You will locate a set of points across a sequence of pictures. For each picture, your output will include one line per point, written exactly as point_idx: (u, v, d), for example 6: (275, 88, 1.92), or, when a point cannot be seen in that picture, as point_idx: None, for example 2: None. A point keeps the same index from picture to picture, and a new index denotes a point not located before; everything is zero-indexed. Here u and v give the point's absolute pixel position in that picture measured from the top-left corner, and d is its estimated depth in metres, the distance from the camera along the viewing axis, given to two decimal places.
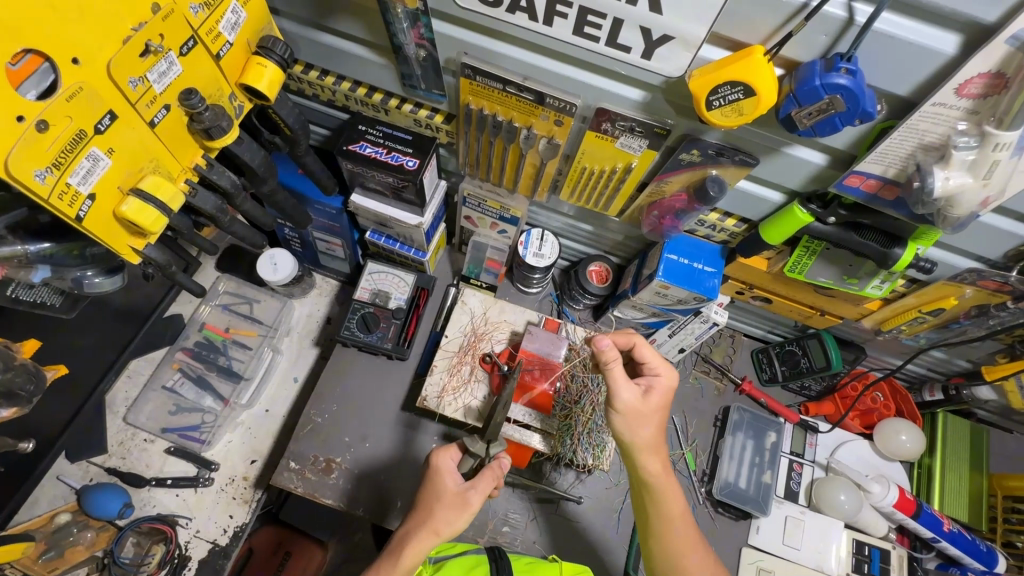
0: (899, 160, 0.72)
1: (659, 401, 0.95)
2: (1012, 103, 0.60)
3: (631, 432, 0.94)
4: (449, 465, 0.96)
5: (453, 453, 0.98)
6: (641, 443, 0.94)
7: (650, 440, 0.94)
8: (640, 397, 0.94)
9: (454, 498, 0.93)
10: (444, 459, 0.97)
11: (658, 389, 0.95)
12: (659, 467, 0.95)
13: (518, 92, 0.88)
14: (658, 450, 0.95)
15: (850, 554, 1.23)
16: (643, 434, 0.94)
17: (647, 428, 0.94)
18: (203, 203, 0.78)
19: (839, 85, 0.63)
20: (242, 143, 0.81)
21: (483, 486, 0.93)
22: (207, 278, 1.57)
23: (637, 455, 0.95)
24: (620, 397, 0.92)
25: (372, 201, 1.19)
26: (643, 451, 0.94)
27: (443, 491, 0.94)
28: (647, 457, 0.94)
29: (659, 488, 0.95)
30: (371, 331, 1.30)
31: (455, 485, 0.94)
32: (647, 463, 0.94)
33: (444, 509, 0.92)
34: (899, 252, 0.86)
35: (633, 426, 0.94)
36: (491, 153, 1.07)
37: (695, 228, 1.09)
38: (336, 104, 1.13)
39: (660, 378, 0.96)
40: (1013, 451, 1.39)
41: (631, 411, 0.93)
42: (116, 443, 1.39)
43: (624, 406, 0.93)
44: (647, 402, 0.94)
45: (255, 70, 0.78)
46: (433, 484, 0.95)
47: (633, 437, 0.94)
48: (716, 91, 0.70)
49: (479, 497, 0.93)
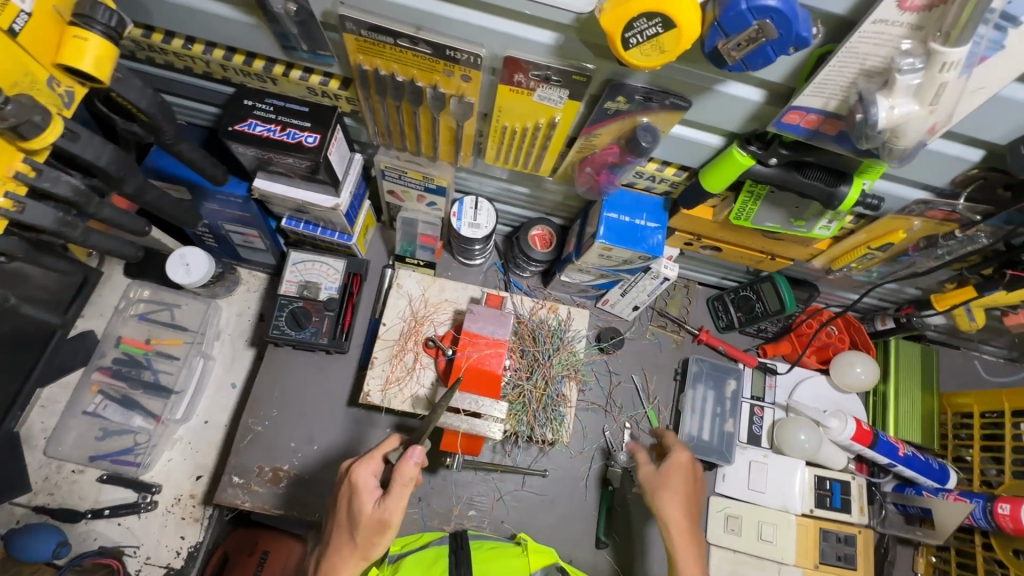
0: (840, 91, 0.64)
1: (680, 468, 1.00)
2: (960, 15, 0.52)
3: (664, 508, 0.96)
4: (369, 479, 0.86)
5: (376, 466, 0.88)
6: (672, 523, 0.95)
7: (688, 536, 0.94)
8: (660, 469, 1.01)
9: (374, 521, 0.83)
10: (364, 474, 0.86)
11: (668, 495, 0.96)
12: (685, 524, 0.95)
13: (413, 46, 0.75)
14: (678, 501, 0.97)
15: (811, 489, 1.24)
16: (670, 510, 0.96)
17: (673, 480, 0.99)
18: (38, 218, 0.64)
19: (767, 8, 0.54)
20: (78, 139, 0.67)
21: (398, 496, 0.84)
22: (116, 286, 1.41)
23: (657, 499, 0.98)
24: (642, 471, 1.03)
25: (278, 184, 1.05)
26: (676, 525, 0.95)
27: (363, 514, 0.84)
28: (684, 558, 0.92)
29: (679, 542, 0.93)
30: (302, 328, 1.19)
31: (373, 509, 0.84)
32: (666, 506, 0.96)
33: (367, 535, 0.84)
34: (845, 191, 0.80)
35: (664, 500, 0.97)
36: (400, 120, 0.94)
37: (635, 181, 1.01)
38: (215, 76, 0.97)
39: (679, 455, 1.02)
40: (960, 366, 1.42)
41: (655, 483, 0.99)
42: (41, 479, 1.27)
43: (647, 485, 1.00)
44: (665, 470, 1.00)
45: (73, 45, 0.62)
46: (353, 504, 0.86)
47: (668, 513, 0.96)
48: (631, 27, 0.60)
49: (398, 513, 0.84)
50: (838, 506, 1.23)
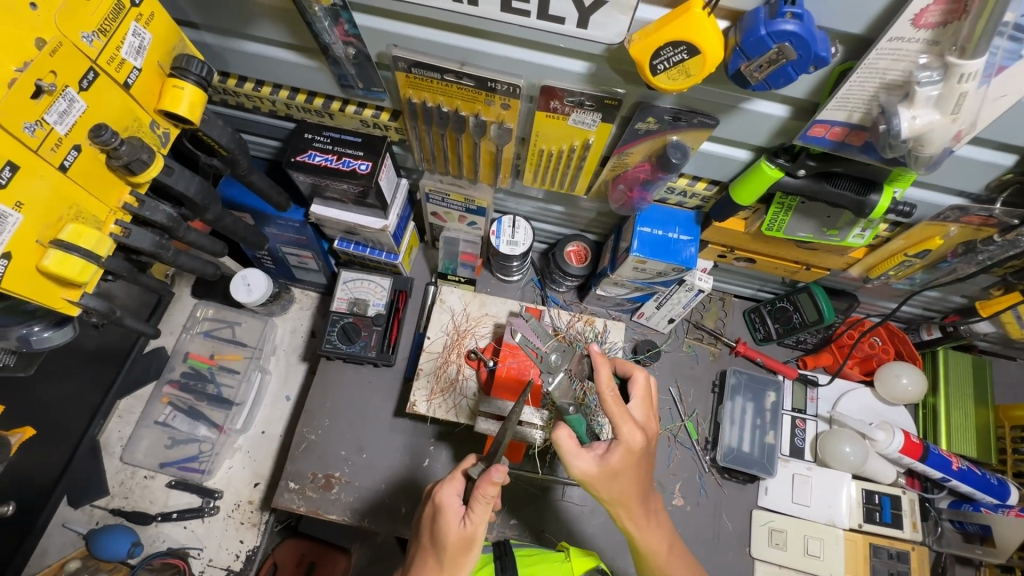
0: (863, 104, 0.67)
1: (627, 460, 0.85)
2: (974, 29, 0.55)
3: (603, 490, 0.87)
4: (452, 499, 0.90)
5: (457, 484, 0.92)
6: (618, 498, 0.88)
7: (628, 496, 0.89)
8: (600, 462, 0.85)
9: (460, 538, 0.86)
10: (448, 494, 0.90)
11: (619, 448, 0.85)
12: (619, 487, 0.87)
13: (457, 79, 0.83)
14: (614, 480, 0.86)
15: (859, 504, 1.21)
16: (614, 493, 0.88)
17: (620, 486, 0.87)
18: (140, 242, 0.74)
19: (786, 32, 0.58)
20: (173, 173, 0.78)
21: (482, 513, 0.86)
22: (185, 307, 1.53)
23: (592, 486, 0.87)
24: (573, 466, 0.85)
25: (333, 209, 1.14)
26: (640, 532, 0.93)
27: (448, 534, 0.87)
28: (624, 510, 0.90)
29: (598, 483, 0.86)
30: (353, 342, 1.26)
31: (460, 528, 0.87)
32: (603, 491, 0.87)
33: (454, 555, 0.87)
34: (876, 199, 0.82)
35: (601, 489, 0.87)
36: (444, 146, 1.02)
37: (666, 197, 1.05)
38: (279, 114, 1.08)
39: (622, 441, 0.85)
40: (1016, 378, 1.37)
41: (596, 479, 0.86)
42: (117, 483, 1.37)
43: (582, 473, 0.86)
44: (607, 470, 0.85)
45: (171, 93, 0.73)
46: (438, 524, 0.88)
47: (604, 495, 0.88)
48: (658, 54, 0.65)
49: (482, 527, 0.87)
50: (889, 521, 1.20)
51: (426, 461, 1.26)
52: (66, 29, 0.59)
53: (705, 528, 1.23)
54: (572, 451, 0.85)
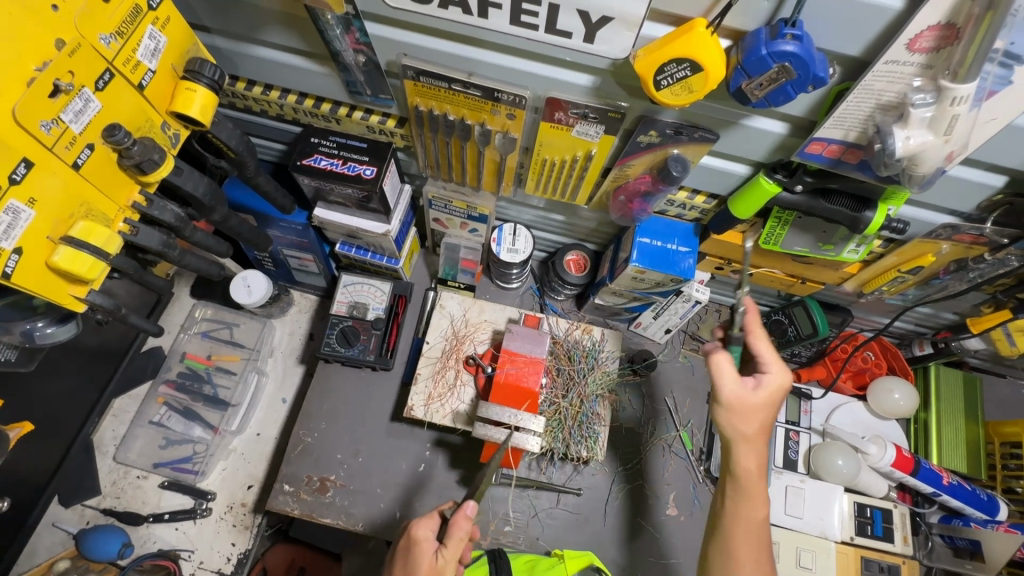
0: (859, 123, 0.69)
1: (767, 396, 0.88)
2: (966, 54, 0.57)
3: (732, 427, 0.88)
4: (426, 534, 0.91)
5: (433, 522, 0.93)
6: (743, 437, 0.88)
7: (757, 436, 0.88)
8: (752, 387, 0.88)
9: (430, 572, 0.88)
10: (423, 528, 0.91)
11: (764, 386, 0.88)
12: (754, 424, 0.88)
13: (466, 89, 0.85)
14: (756, 411, 0.88)
15: (850, 517, 1.22)
16: (748, 429, 0.88)
17: (757, 422, 0.88)
18: (147, 241, 0.75)
19: (786, 53, 0.60)
20: (181, 173, 0.79)
21: (455, 550, 0.88)
22: (183, 307, 1.53)
23: (726, 413, 0.89)
24: (723, 387, 0.88)
25: (336, 213, 1.15)
26: (751, 481, 0.88)
27: (421, 565, 0.88)
28: (745, 451, 0.88)
29: (735, 408, 0.88)
30: (351, 345, 1.27)
31: (432, 560, 0.88)
32: (742, 424, 0.88)
33: None
34: (870, 216, 0.84)
35: (738, 423, 0.88)
36: (449, 153, 1.04)
37: (665, 208, 1.07)
38: (286, 118, 1.10)
39: (769, 376, 0.89)
40: (1007, 395, 1.39)
41: (736, 404, 0.88)
42: (109, 483, 1.36)
43: (724, 396, 0.88)
44: (750, 396, 0.87)
45: (184, 95, 0.74)
46: (409, 558, 0.89)
47: (736, 432, 0.88)
48: (662, 70, 0.67)
49: (451, 566, 0.89)
50: (880, 535, 1.21)
51: (421, 467, 1.26)
52: (84, 30, 0.61)
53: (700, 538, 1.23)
54: (725, 371, 0.88)
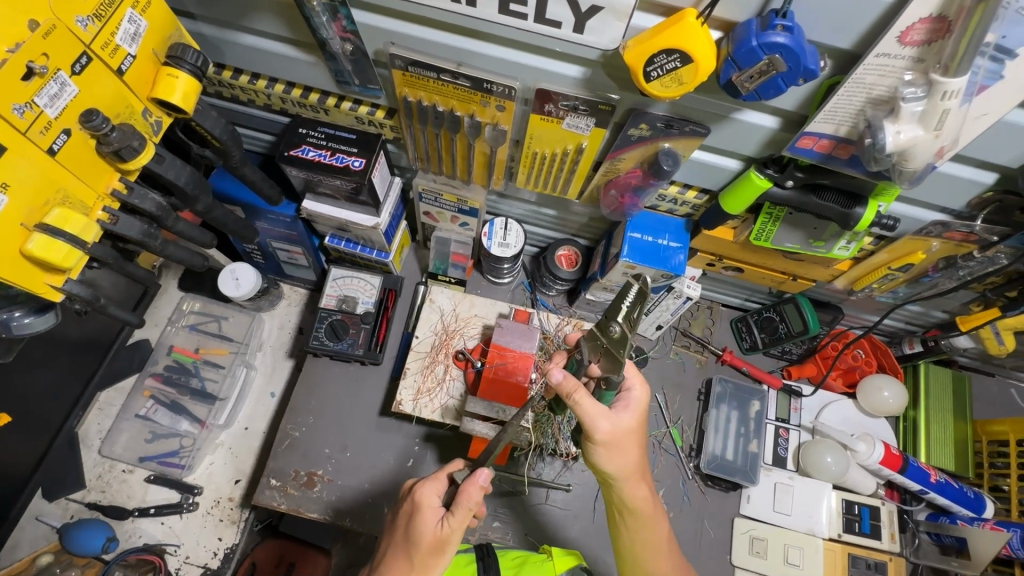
0: (850, 117, 0.69)
1: (635, 421, 0.83)
2: (957, 48, 0.56)
3: (612, 463, 0.83)
4: (432, 499, 0.89)
5: (440, 486, 0.90)
6: (627, 472, 0.84)
7: (635, 469, 0.84)
8: (619, 420, 0.81)
9: (434, 539, 0.85)
10: (428, 492, 0.89)
11: (632, 408, 0.83)
12: (635, 457, 0.84)
13: (454, 80, 0.84)
14: (631, 442, 0.83)
15: (839, 514, 1.23)
16: (625, 463, 0.83)
17: (629, 455, 0.83)
18: (128, 229, 0.74)
19: (776, 44, 0.60)
20: (163, 161, 0.77)
21: (460, 520, 0.85)
22: (170, 299, 1.51)
23: (598, 450, 0.82)
24: (597, 429, 0.80)
25: (325, 205, 1.13)
26: (646, 505, 0.88)
27: (423, 533, 0.86)
28: (630, 485, 0.85)
29: (613, 445, 0.81)
30: (340, 339, 1.26)
31: (436, 528, 0.85)
32: (614, 458, 0.83)
33: (425, 555, 0.86)
34: (861, 212, 0.84)
35: (616, 456, 0.82)
36: (438, 146, 1.02)
37: (657, 204, 1.06)
38: (274, 108, 1.08)
39: (634, 395, 0.85)
40: (995, 394, 1.40)
41: (613, 440, 0.81)
42: (95, 476, 1.34)
43: (600, 435, 0.80)
44: (622, 427, 0.81)
45: (165, 81, 0.73)
46: (413, 521, 0.87)
47: (616, 468, 0.83)
48: (652, 61, 0.66)
49: (457, 533, 0.86)
50: (868, 532, 1.21)
51: (410, 462, 1.25)
52: (60, 12, 0.59)
53: (687, 534, 1.24)
54: (595, 413, 0.79)
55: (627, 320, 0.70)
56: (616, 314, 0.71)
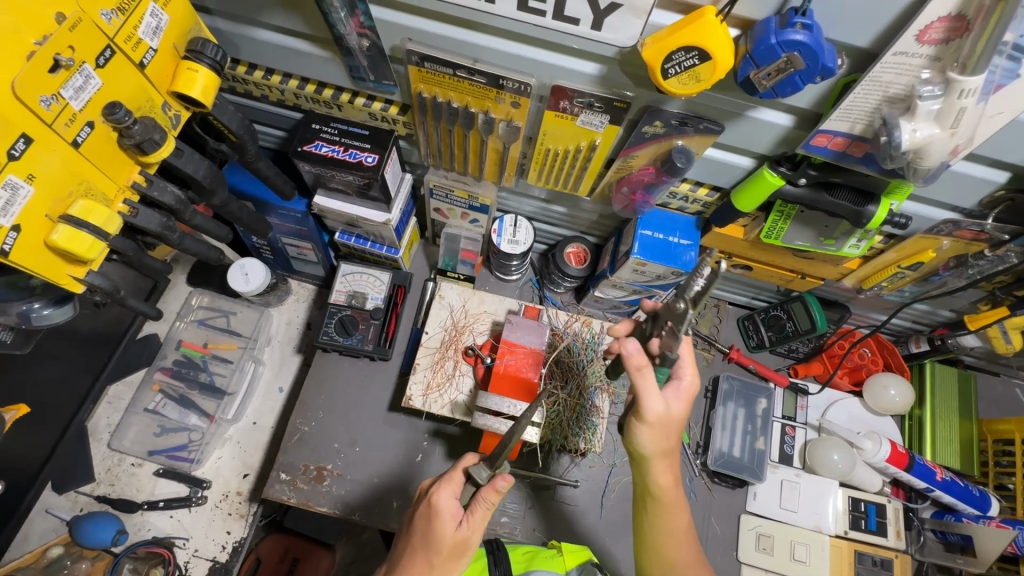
0: (865, 115, 0.69)
1: (683, 410, 0.85)
2: (975, 46, 0.57)
3: (652, 442, 0.85)
4: (449, 503, 0.86)
5: (454, 487, 0.87)
6: (660, 453, 0.86)
7: (669, 452, 0.87)
8: (666, 404, 0.83)
9: (455, 543, 0.85)
10: (445, 497, 0.86)
11: (680, 397, 0.85)
12: (672, 441, 0.86)
13: (470, 76, 0.84)
14: (675, 428, 0.86)
15: (845, 512, 1.23)
16: (661, 445, 0.85)
17: (667, 439, 0.85)
18: (147, 222, 0.74)
19: (796, 42, 0.60)
20: (181, 155, 0.78)
21: (481, 519, 0.86)
22: (179, 294, 1.52)
23: (642, 427, 0.83)
24: (649, 405, 0.80)
25: (336, 201, 1.14)
26: (666, 491, 0.89)
27: (444, 539, 0.84)
28: (659, 466, 0.87)
29: (654, 426, 0.82)
30: (349, 334, 1.27)
31: (456, 533, 0.85)
32: (649, 439, 0.84)
33: (446, 558, 0.86)
34: (873, 210, 0.84)
35: (654, 437, 0.84)
36: (451, 142, 1.03)
37: (667, 201, 1.07)
38: (287, 103, 1.09)
39: (686, 383, 0.86)
40: (999, 393, 1.41)
41: (657, 421, 0.82)
42: (104, 470, 1.34)
43: (649, 414, 0.81)
44: (671, 413, 0.83)
45: (185, 75, 0.73)
46: (432, 528, 0.85)
47: (652, 448, 0.85)
48: (670, 58, 0.67)
49: (477, 533, 0.87)
50: (874, 529, 1.22)
51: (419, 457, 1.26)
52: (85, 5, 0.60)
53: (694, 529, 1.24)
54: (651, 389, 0.80)
55: (692, 297, 0.70)
56: (685, 291, 0.71)
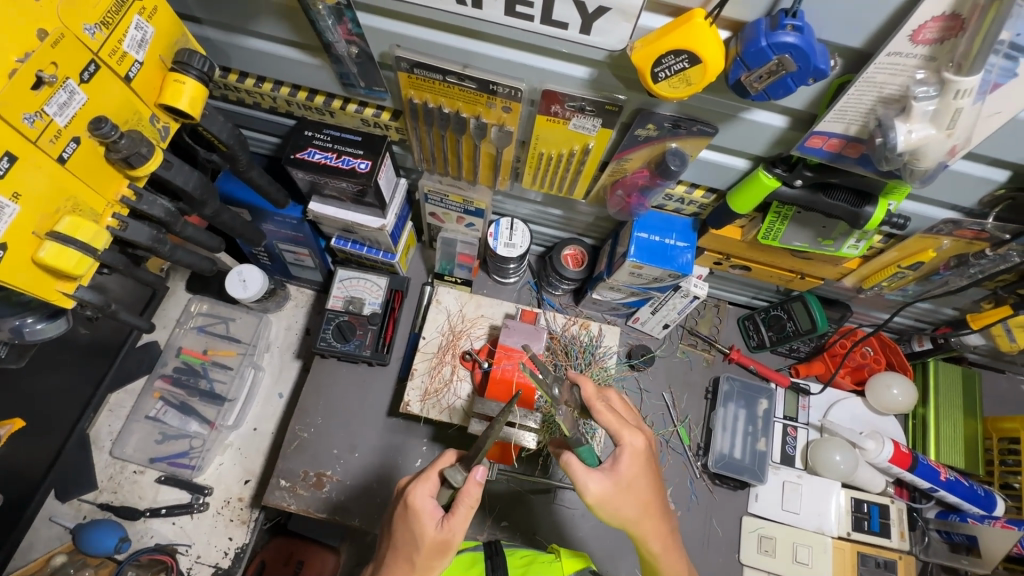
0: (860, 116, 0.68)
1: (637, 467, 0.84)
2: (970, 47, 0.56)
3: (619, 515, 0.84)
4: (426, 501, 0.85)
5: (432, 486, 0.86)
6: (637, 517, 0.84)
7: (644, 507, 0.85)
8: (610, 477, 0.82)
9: (435, 542, 0.83)
10: (421, 495, 0.85)
11: (629, 458, 0.83)
12: (640, 497, 0.84)
13: (459, 82, 0.84)
14: (635, 483, 0.84)
15: (848, 513, 1.22)
16: (632, 511, 0.84)
17: (633, 498, 0.83)
18: (137, 235, 0.74)
19: (786, 44, 0.59)
20: (171, 167, 0.78)
21: (463, 518, 0.84)
22: (178, 302, 1.52)
23: (604, 508, 0.83)
24: (588, 490, 0.81)
25: (331, 207, 1.13)
26: (665, 555, 0.88)
27: (423, 537, 0.83)
28: (648, 530, 0.86)
29: (611, 499, 0.82)
30: (347, 340, 1.26)
31: (436, 532, 0.83)
32: (620, 507, 0.83)
33: (428, 558, 0.83)
34: (871, 211, 0.83)
35: (619, 508, 0.83)
36: (444, 147, 1.02)
37: (664, 203, 1.06)
38: (280, 110, 1.08)
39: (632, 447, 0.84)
40: (1004, 390, 1.39)
41: (611, 497, 0.82)
42: (106, 477, 1.35)
43: (596, 496, 0.82)
44: (618, 478, 0.82)
45: (173, 87, 0.73)
46: (412, 527, 0.84)
47: (624, 517, 0.84)
48: (660, 62, 0.66)
49: (460, 533, 0.84)
50: (877, 530, 1.21)
51: (419, 462, 1.26)
52: (68, 21, 0.59)
53: (695, 532, 1.23)
54: (584, 472, 0.82)
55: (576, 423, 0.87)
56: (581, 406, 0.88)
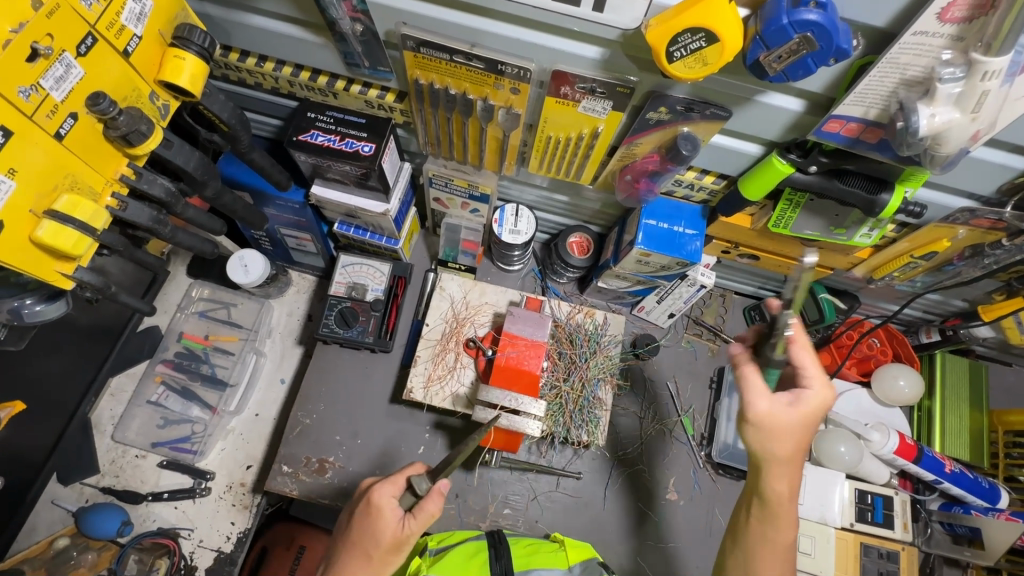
0: (881, 100, 0.66)
1: (814, 415, 0.80)
2: (1002, 25, 0.54)
3: (766, 445, 0.80)
4: (390, 501, 0.84)
5: (396, 488, 0.86)
6: (780, 457, 0.80)
7: (790, 453, 0.80)
8: (796, 408, 0.79)
9: (394, 541, 0.83)
10: (385, 494, 0.85)
11: (805, 401, 0.80)
12: (789, 445, 0.80)
13: (467, 61, 0.81)
14: (800, 429, 0.80)
15: (851, 503, 1.22)
16: (778, 448, 0.80)
17: (784, 441, 0.80)
18: (136, 216, 0.72)
19: (809, 22, 0.57)
20: (171, 147, 0.76)
21: (422, 521, 0.83)
22: (179, 286, 1.51)
23: (750, 431, 0.81)
24: (754, 407, 0.80)
25: (334, 191, 1.11)
26: (781, 500, 0.82)
27: (383, 534, 0.82)
28: (778, 473, 0.81)
29: (762, 427, 0.80)
30: (350, 326, 1.24)
31: (397, 530, 0.83)
32: (770, 444, 0.80)
33: (384, 555, 0.83)
34: (887, 198, 0.81)
35: (768, 441, 0.80)
36: (450, 130, 1.00)
37: (673, 189, 1.04)
38: (281, 91, 1.06)
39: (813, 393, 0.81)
40: (1011, 383, 1.38)
41: (768, 424, 0.79)
42: (108, 461, 1.35)
43: (756, 416, 0.80)
44: (793, 414, 0.79)
45: (172, 64, 0.71)
46: (371, 525, 0.83)
47: (769, 452, 0.80)
48: (676, 41, 0.64)
49: (416, 535, 0.84)
50: (880, 521, 1.20)
51: (421, 449, 1.26)
52: None
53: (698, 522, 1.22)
54: (757, 390, 0.80)
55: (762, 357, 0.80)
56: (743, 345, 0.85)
